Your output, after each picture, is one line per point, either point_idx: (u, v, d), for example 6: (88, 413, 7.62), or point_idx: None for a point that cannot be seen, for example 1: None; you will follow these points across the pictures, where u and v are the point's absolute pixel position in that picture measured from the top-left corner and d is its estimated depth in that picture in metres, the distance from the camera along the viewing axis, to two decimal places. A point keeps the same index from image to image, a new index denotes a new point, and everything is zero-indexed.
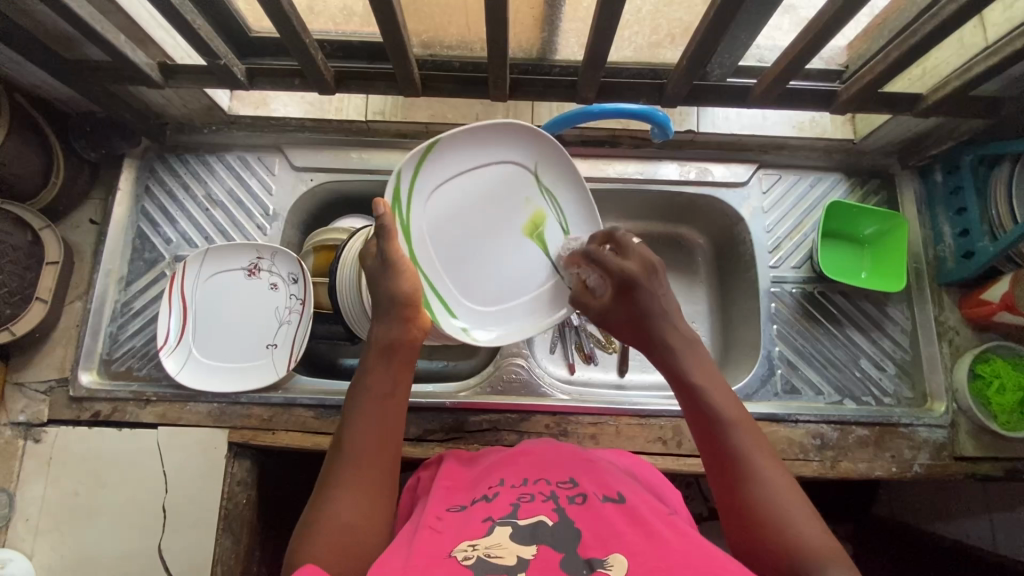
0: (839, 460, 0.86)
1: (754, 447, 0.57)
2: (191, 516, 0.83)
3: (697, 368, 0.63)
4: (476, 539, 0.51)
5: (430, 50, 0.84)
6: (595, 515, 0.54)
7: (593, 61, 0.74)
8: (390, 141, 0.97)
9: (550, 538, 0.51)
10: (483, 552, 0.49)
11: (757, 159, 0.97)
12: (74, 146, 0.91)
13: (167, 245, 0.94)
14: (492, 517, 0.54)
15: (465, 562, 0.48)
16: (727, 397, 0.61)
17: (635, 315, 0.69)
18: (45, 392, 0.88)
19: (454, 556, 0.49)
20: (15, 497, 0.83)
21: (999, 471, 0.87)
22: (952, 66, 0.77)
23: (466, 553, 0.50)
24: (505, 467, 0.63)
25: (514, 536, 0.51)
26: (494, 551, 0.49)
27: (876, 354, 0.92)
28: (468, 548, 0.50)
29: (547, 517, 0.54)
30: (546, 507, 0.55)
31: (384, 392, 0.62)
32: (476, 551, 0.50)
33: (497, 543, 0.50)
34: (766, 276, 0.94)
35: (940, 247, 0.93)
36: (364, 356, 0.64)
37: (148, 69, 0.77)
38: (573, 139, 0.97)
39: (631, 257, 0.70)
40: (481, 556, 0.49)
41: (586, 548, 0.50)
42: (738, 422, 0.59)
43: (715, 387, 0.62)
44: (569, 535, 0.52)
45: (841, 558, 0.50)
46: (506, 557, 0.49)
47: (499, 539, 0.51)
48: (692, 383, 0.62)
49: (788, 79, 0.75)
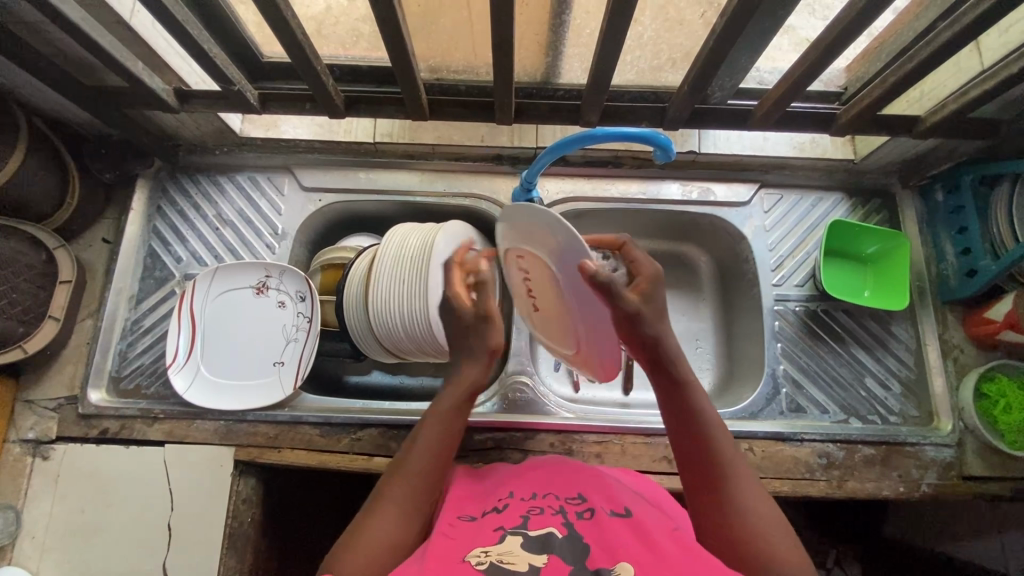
0: (846, 479, 0.85)
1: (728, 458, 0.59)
2: (197, 536, 0.82)
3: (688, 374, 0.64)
4: (489, 547, 0.51)
5: (437, 74, 0.87)
6: (604, 528, 0.54)
7: (597, 85, 0.76)
8: (397, 162, 0.99)
9: (562, 549, 0.51)
10: (497, 558, 0.49)
11: (758, 179, 0.98)
12: (90, 168, 0.93)
13: (177, 264, 0.96)
14: (503, 527, 0.54)
15: (478, 566, 0.48)
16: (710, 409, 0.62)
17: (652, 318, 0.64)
18: (54, 410, 0.88)
19: (468, 561, 0.49)
20: (22, 514, 0.83)
21: (1007, 491, 0.86)
22: (949, 90, 0.79)
23: (480, 559, 0.49)
24: (514, 482, 0.64)
25: (524, 545, 0.51)
26: (506, 558, 0.49)
27: (881, 372, 0.92)
28: (482, 554, 0.50)
29: (558, 530, 0.54)
30: (556, 520, 0.55)
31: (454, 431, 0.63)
32: (489, 557, 0.50)
33: (509, 551, 0.50)
34: (769, 294, 0.95)
35: (942, 265, 0.94)
36: (442, 392, 0.65)
37: (165, 94, 0.79)
38: (577, 159, 0.99)
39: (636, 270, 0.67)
40: (494, 562, 0.49)
41: (596, 558, 0.50)
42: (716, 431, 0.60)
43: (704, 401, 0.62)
44: (578, 547, 0.51)
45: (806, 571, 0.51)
46: (518, 563, 0.49)
47: (510, 547, 0.51)
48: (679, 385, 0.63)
49: (787, 102, 0.77)
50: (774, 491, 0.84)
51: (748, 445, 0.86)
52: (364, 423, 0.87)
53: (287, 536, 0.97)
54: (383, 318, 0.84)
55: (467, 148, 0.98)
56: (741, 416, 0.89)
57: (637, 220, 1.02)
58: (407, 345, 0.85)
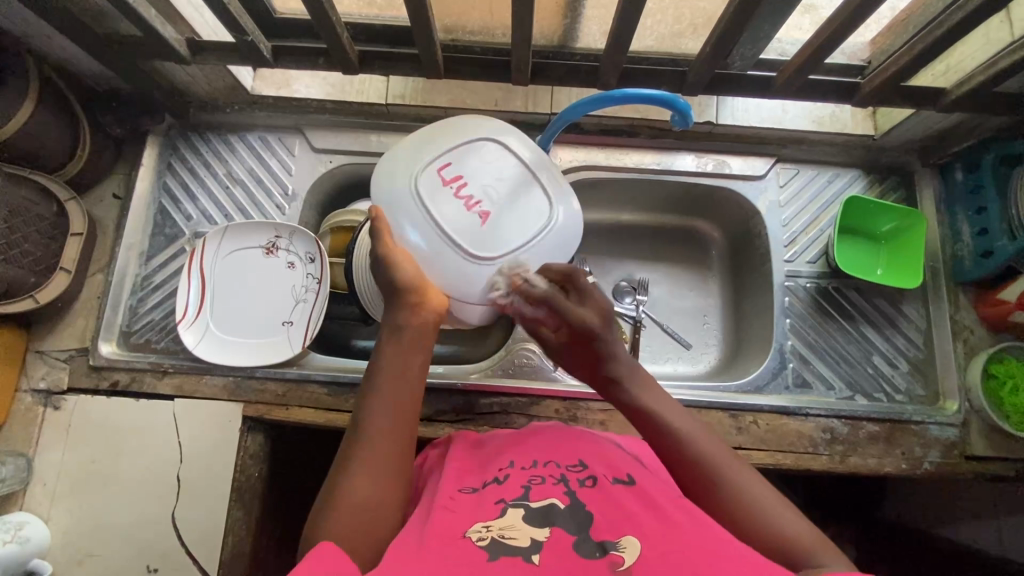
0: (849, 455, 0.85)
1: (718, 455, 0.57)
2: (207, 488, 0.84)
3: (648, 395, 0.62)
4: (490, 520, 0.51)
5: (452, 35, 0.85)
6: (608, 499, 0.54)
7: (616, 47, 0.74)
8: (409, 125, 0.98)
9: (564, 521, 0.51)
10: (498, 533, 0.50)
11: (775, 154, 0.97)
12: (99, 122, 0.92)
13: (187, 222, 0.96)
14: (505, 499, 0.54)
15: (480, 541, 0.49)
16: (678, 413, 0.60)
17: (587, 357, 0.66)
18: (65, 361, 0.89)
19: (470, 535, 0.49)
20: (34, 461, 0.85)
21: (1010, 471, 0.86)
22: (977, 62, 0.76)
23: (481, 534, 0.50)
24: (513, 450, 0.64)
25: (527, 517, 0.52)
26: (507, 532, 0.50)
27: (889, 351, 0.91)
28: (482, 528, 0.50)
29: (559, 500, 0.54)
30: (558, 491, 0.55)
31: (401, 371, 0.59)
32: (490, 532, 0.50)
33: (510, 524, 0.51)
34: (781, 270, 0.95)
35: (958, 246, 0.92)
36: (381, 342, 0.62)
37: (177, 44, 0.77)
38: (592, 127, 0.97)
39: (588, 305, 0.65)
40: (495, 537, 0.49)
41: (599, 531, 0.50)
42: (692, 432, 0.59)
43: (662, 408, 0.60)
44: (581, 520, 0.52)
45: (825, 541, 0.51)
46: (520, 538, 0.49)
47: (511, 520, 0.51)
48: (640, 406, 0.61)
49: (810, 71, 0.75)
50: (777, 464, 0.84)
51: (752, 418, 0.87)
52: None
53: (292, 493, 0.99)
54: None
55: (480, 112, 0.97)
56: (747, 389, 0.89)
57: (649, 192, 1.01)
58: None
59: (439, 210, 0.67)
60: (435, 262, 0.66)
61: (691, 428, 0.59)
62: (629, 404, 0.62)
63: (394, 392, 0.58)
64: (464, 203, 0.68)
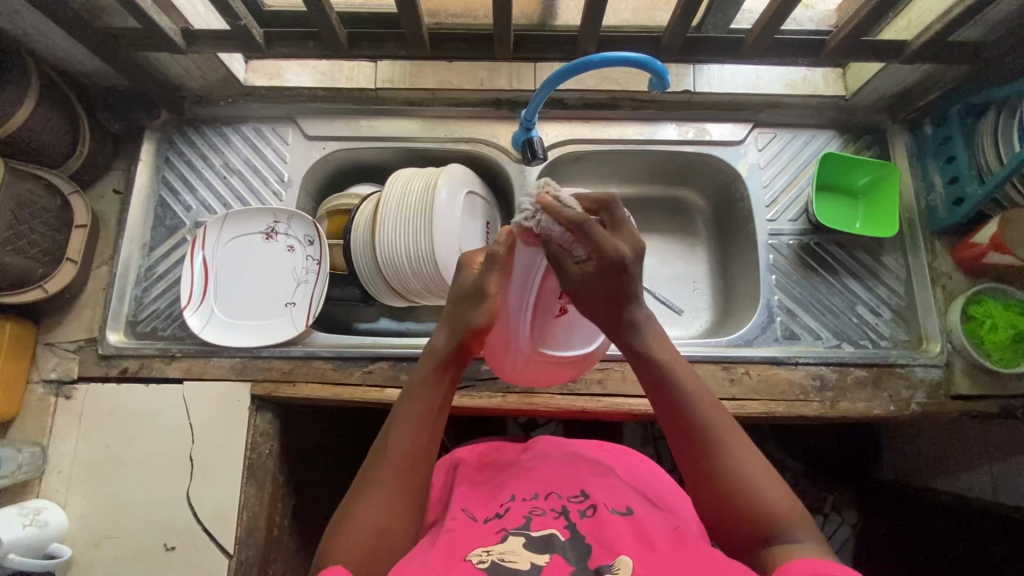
0: (839, 400, 0.88)
1: (722, 425, 0.61)
2: (219, 465, 0.86)
3: (661, 349, 0.66)
4: (491, 546, 0.55)
5: (436, 18, 0.90)
6: (604, 525, 0.57)
7: (592, 14, 0.78)
8: (398, 108, 1.01)
9: (564, 549, 0.54)
10: (497, 556, 0.53)
11: (752, 119, 1.00)
12: (98, 119, 0.95)
13: (187, 213, 0.98)
14: (506, 530, 0.58)
15: (480, 564, 0.52)
16: (700, 390, 0.64)
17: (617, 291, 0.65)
18: (74, 351, 0.91)
19: (469, 559, 0.53)
20: (48, 450, 0.87)
21: (994, 408, 0.89)
22: (934, 13, 0.80)
23: (481, 557, 0.53)
24: (516, 482, 0.68)
25: (526, 545, 0.55)
26: (507, 556, 0.53)
27: (872, 300, 0.95)
28: (483, 553, 0.54)
29: (560, 531, 0.57)
30: (558, 523, 0.59)
31: (428, 405, 0.65)
32: (490, 555, 0.54)
33: (511, 550, 0.54)
34: (764, 229, 0.98)
35: (931, 196, 0.96)
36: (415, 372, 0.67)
37: (173, 33, 0.81)
38: (574, 102, 1.01)
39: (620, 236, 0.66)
40: (494, 560, 0.52)
41: (597, 558, 0.53)
42: (714, 417, 0.62)
43: (679, 368, 0.65)
44: (581, 549, 0.55)
45: (800, 515, 0.56)
46: (519, 561, 0.52)
47: (512, 547, 0.55)
48: (658, 362, 0.65)
49: (776, 29, 0.79)
50: (771, 412, 0.87)
51: (744, 369, 0.90)
52: (376, 356, 0.90)
53: (304, 474, 1.02)
54: (389, 256, 0.87)
55: (467, 91, 0.99)
56: (737, 343, 0.93)
57: (634, 162, 1.04)
58: (414, 281, 0.88)
59: (542, 302, 0.70)
60: (514, 340, 0.71)
61: (705, 408, 0.62)
62: (644, 355, 0.66)
63: (417, 424, 0.63)
64: (562, 294, 0.70)
